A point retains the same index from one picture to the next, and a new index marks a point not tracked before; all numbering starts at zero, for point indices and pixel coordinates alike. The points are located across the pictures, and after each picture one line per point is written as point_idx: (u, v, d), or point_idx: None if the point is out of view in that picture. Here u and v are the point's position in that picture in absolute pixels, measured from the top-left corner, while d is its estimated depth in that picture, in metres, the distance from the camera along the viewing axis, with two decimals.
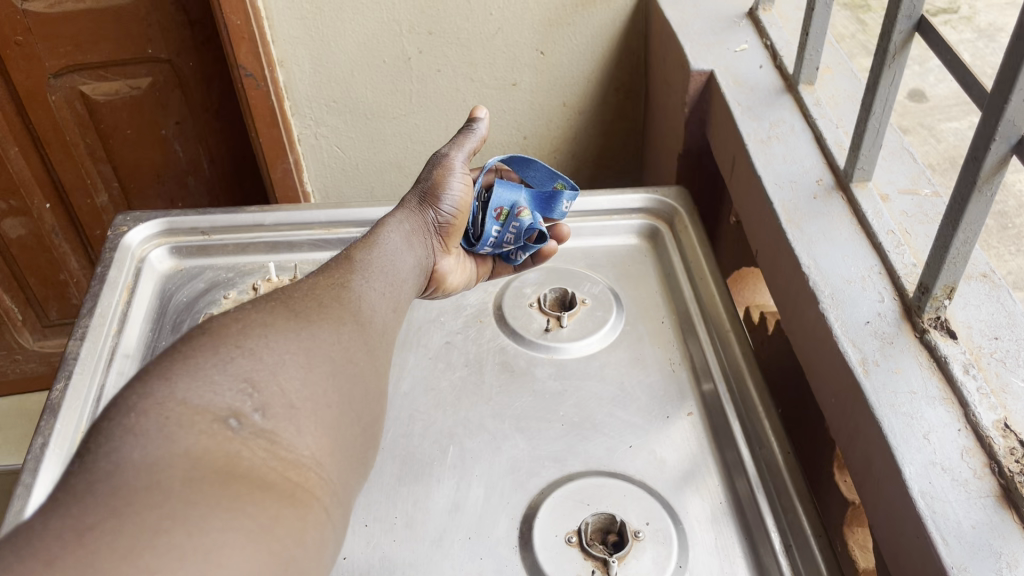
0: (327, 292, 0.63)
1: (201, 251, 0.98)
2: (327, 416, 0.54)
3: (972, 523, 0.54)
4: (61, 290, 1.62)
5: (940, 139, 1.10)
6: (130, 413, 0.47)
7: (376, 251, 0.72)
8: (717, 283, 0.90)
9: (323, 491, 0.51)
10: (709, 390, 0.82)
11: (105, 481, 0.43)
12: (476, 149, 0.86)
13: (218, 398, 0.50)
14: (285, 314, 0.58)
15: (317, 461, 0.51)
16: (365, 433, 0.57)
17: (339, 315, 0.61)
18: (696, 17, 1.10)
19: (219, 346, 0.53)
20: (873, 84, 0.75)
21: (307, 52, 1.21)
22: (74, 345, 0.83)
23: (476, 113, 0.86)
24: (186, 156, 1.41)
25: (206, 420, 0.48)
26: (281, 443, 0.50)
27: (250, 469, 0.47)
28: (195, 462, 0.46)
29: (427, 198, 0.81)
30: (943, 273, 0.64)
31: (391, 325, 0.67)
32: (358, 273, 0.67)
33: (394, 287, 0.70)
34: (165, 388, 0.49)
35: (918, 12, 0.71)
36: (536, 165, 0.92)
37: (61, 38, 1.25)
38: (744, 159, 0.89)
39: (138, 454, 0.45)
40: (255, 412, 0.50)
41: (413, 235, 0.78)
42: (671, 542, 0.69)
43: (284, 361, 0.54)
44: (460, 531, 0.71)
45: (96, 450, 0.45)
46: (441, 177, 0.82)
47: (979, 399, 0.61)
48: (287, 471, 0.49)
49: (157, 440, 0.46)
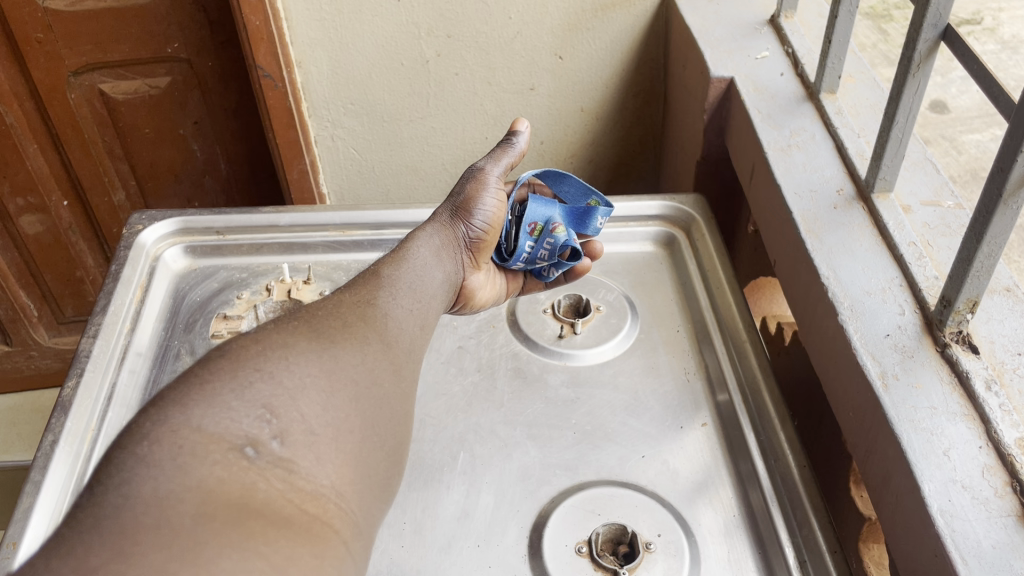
0: (353, 310, 0.62)
1: (215, 251, 0.98)
2: (349, 442, 0.53)
3: (991, 542, 0.53)
4: (78, 288, 1.63)
5: (961, 151, 1.08)
6: (143, 440, 0.46)
7: (404, 267, 0.71)
8: (734, 293, 0.89)
9: (343, 523, 0.50)
10: (723, 401, 0.80)
11: (112, 517, 0.43)
12: (515, 163, 0.85)
13: (236, 425, 0.49)
14: (307, 336, 0.57)
15: (338, 491, 0.51)
16: (390, 457, 0.57)
17: (364, 335, 0.60)
18: (717, 23, 1.09)
19: (238, 370, 0.52)
20: (897, 93, 0.74)
21: (325, 54, 1.21)
22: (86, 342, 0.83)
23: (516, 126, 0.86)
24: (204, 156, 1.42)
25: (222, 449, 0.48)
26: (299, 472, 0.49)
27: (265, 502, 0.47)
28: (207, 496, 0.45)
29: (460, 212, 0.81)
30: (966, 287, 0.62)
31: (418, 342, 0.66)
32: (385, 289, 0.67)
33: (422, 304, 0.70)
34: (181, 415, 0.48)
35: (945, 20, 0.70)
36: (570, 180, 0.90)
37: (81, 37, 1.26)
38: (764, 166, 0.88)
39: (149, 488, 0.44)
40: (274, 439, 0.50)
41: (443, 250, 0.77)
42: (683, 555, 0.68)
43: (305, 385, 0.53)
44: (468, 538, 0.70)
45: (106, 481, 0.45)
46: (475, 192, 0.82)
47: (1000, 416, 0.60)
48: (304, 503, 0.49)
49: (170, 471, 0.45)
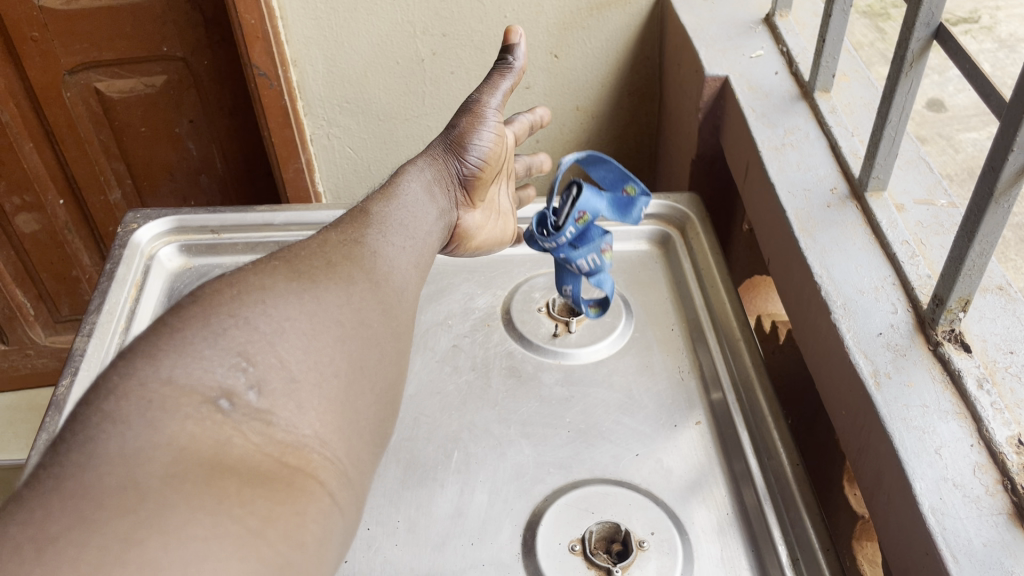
0: (337, 251, 0.62)
1: (210, 249, 0.98)
2: (333, 387, 0.53)
3: (983, 541, 0.53)
4: (74, 287, 1.63)
5: (958, 150, 1.08)
6: (110, 397, 0.46)
7: (393, 204, 0.72)
8: (728, 290, 0.89)
9: (328, 474, 0.50)
10: (717, 399, 0.81)
11: (73, 479, 0.42)
12: (512, 89, 0.83)
13: (209, 375, 0.49)
14: (287, 276, 0.57)
15: (320, 440, 0.51)
16: (381, 401, 0.57)
17: (350, 274, 0.61)
18: (711, 22, 1.09)
19: (211, 317, 0.52)
20: (889, 92, 0.74)
21: (320, 52, 1.21)
22: (80, 341, 0.83)
23: (513, 46, 0.82)
24: (200, 154, 1.41)
25: (194, 402, 0.47)
26: (277, 424, 0.50)
27: (240, 458, 0.47)
28: (179, 453, 0.45)
29: (454, 147, 0.81)
30: (958, 286, 0.63)
31: (412, 282, 0.67)
32: (373, 228, 0.67)
33: (414, 243, 0.70)
34: (150, 367, 0.48)
35: (937, 19, 0.70)
36: (610, 166, 0.88)
37: (76, 35, 1.25)
38: (758, 165, 0.88)
39: (114, 446, 0.44)
40: (250, 390, 0.50)
41: (434, 186, 0.78)
42: (676, 553, 0.68)
43: (283, 330, 0.53)
44: (463, 537, 0.70)
45: (71, 441, 0.44)
46: (471, 126, 0.81)
47: (992, 415, 0.60)
48: (284, 456, 0.49)
49: (138, 428, 0.45)
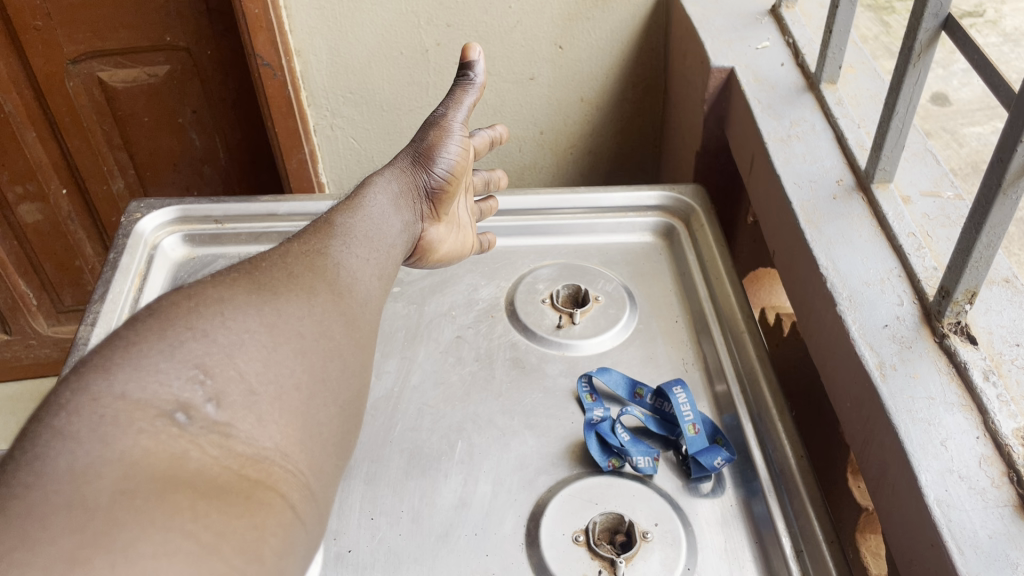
0: (301, 262, 0.62)
1: (213, 239, 0.98)
2: (293, 401, 0.52)
3: (988, 532, 0.53)
4: (76, 277, 1.63)
5: (962, 144, 1.08)
6: (61, 413, 0.45)
7: (360, 215, 0.72)
8: (733, 283, 0.89)
9: (290, 488, 0.49)
10: (721, 391, 0.81)
11: (20, 499, 0.41)
12: (475, 104, 0.84)
13: (165, 390, 0.48)
14: (247, 288, 0.57)
15: (282, 453, 0.50)
16: (344, 413, 0.57)
17: (312, 286, 0.60)
18: (717, 14, 1.09)
19: (167, 329, 0.51)
20: (896, 83, 0.74)
21: (324, 42, 1.20)
22: (84, 330, 0.82)
23: (471, 61, 0.83)
24: (203, 144, 1.41)
25: (149, 416, 0.46)
26: (236, 437, 0.48)
27: (198, 471, 0.45)
28: (130, 469, 0.43)
29: (420, 160, 0.82)
30: (965, 277, 0.62)
31: (376, 294, 0.67)
32: (337, 239, 0.67)
33: (379, 254, 0.70)
34: (103, 381, 0.46)
35: (946, 10, 0.70)
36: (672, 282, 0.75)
37: (80, 24, 1.25)
38: (763, 156, 0.88)
39: (64, 463, 0.42)
40: (208, 402, 0.48)
41: (401, 198, 0.79)
42: (680, 544, 0.68)
43: (242, 341, 0.52)
44: (467, 526, 0.70)
45: (21, 457, 0.43)
46: (437, 140, 0.83)
47: (998, 407, 0.60)
48: (244, 468, 0.47)
49: (89, 443, 0.43)
